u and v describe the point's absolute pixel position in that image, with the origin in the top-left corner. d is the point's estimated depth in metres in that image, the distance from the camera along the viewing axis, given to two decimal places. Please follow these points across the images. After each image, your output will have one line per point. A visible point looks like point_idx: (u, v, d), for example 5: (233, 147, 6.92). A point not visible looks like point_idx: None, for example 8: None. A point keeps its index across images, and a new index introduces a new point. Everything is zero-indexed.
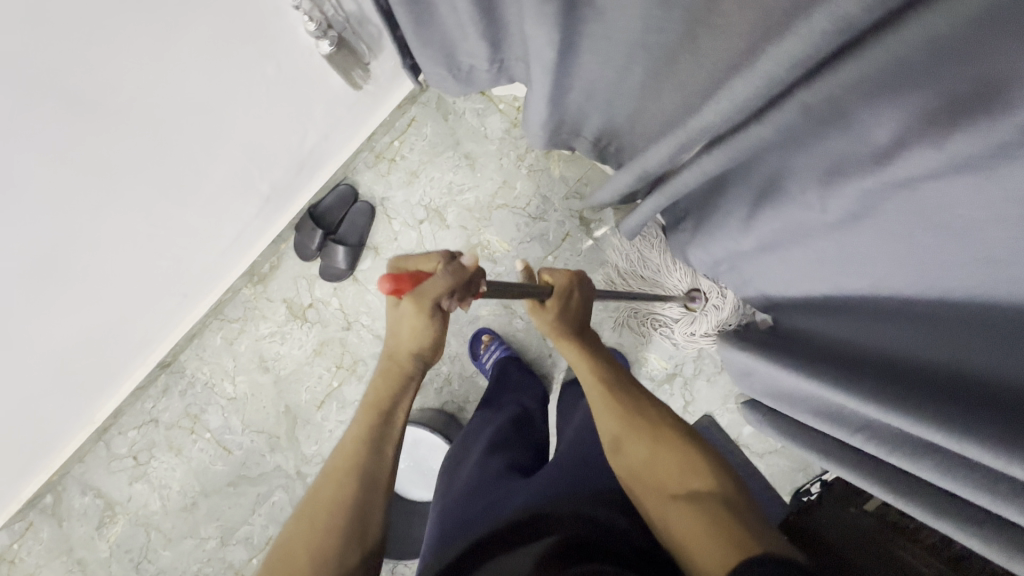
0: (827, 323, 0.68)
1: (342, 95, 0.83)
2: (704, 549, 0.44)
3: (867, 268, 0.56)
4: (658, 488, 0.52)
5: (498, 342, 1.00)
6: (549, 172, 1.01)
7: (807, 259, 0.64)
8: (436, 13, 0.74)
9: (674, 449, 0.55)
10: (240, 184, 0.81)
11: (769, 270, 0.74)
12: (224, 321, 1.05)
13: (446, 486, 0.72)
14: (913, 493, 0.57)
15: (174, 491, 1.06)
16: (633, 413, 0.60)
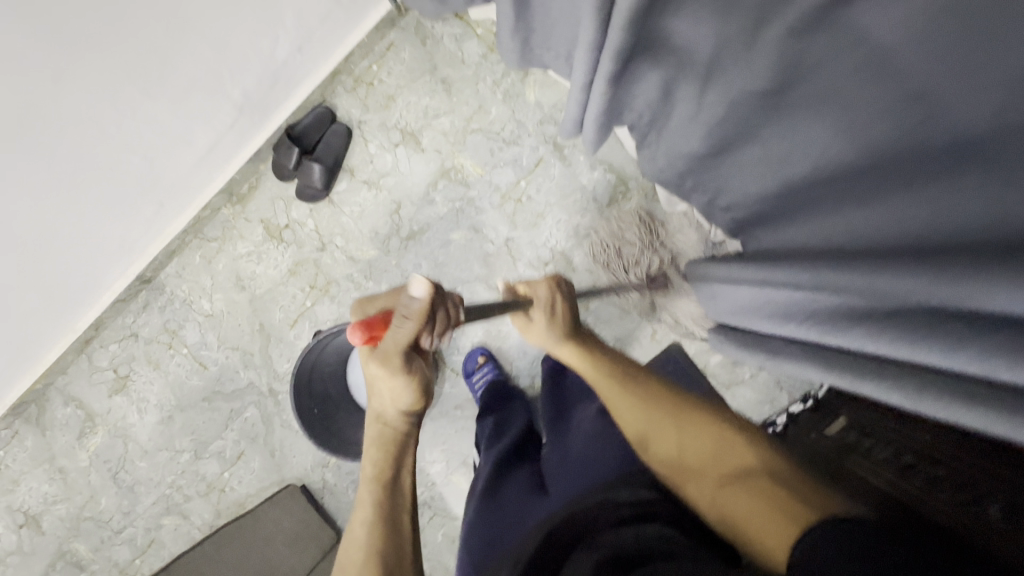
0: (775, 226, 0.70)
1: (311, 2, 0.86)
2: (769, 528, 0.45)
3: (804, 149, 0.57)
4: (699, 475, 0.56)
5: (492, 363, 1.02)
6: (525, 97, 1.02)
7: (754, 155, 0.65)
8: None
9: (700, 429, 0.59)
10: (209, 84, 0.82)
11: (722, 177, 0.74)
12: (203, 240, 1.07)
13: (472, 498, 0.74)
14: (830, 364, 0.57)
15: (151, 404, 1.09)
16: (652, 400, 0.65)
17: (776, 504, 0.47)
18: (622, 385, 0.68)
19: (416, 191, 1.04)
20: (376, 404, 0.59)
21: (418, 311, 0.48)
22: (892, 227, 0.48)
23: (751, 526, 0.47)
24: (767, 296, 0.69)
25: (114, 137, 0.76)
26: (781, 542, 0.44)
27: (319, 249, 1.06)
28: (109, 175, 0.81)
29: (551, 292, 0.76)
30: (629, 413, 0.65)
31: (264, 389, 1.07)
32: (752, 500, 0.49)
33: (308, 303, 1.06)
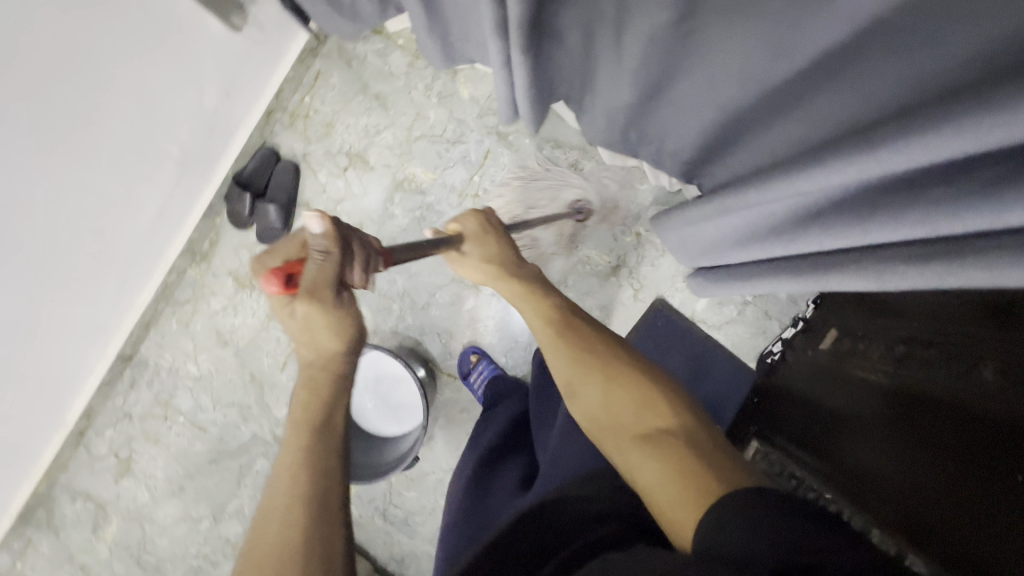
0: (737, 150, 0.70)
1: (227, 45, 0.86)
2: (674, 501, 0.47)
3: (728, 73, 0.60)
4: (617, 430, 0.57)
5: (487, 360, 1.01)
6: (459, 94, 1.03)
7: (686, 91, 0.68)
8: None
9: (626, 386, 0.60)
10: (143, 145, 0.82)
11: (664, 121, 0.77)
12: (175, 305, 1.06)
13: (451, 484, 0.79)
14: (797, 271, 0.60)
15: (160, 479, 1.07)
16: (578, 351, 0.66)
17: (683, 468, 0.48)
18: (557, 336, 0.69)
19: (374, 209, 1.04)
20: (307, 354, 0.51)
21: (326, 239, 0.47)
22: (866, 108, 0.48)
23: (648, 489, 0.50)
24: (737, 225, 0.69)
25: (59, 215, 0.75)
26: (677, 507, 0.46)
27: None
28: (62, 255, 0.79)
29: (476, 226, 0.80)
30: (558, 361, 0.67)
31: (269, 438, 1.06)
32: (659, 464, 0.50)
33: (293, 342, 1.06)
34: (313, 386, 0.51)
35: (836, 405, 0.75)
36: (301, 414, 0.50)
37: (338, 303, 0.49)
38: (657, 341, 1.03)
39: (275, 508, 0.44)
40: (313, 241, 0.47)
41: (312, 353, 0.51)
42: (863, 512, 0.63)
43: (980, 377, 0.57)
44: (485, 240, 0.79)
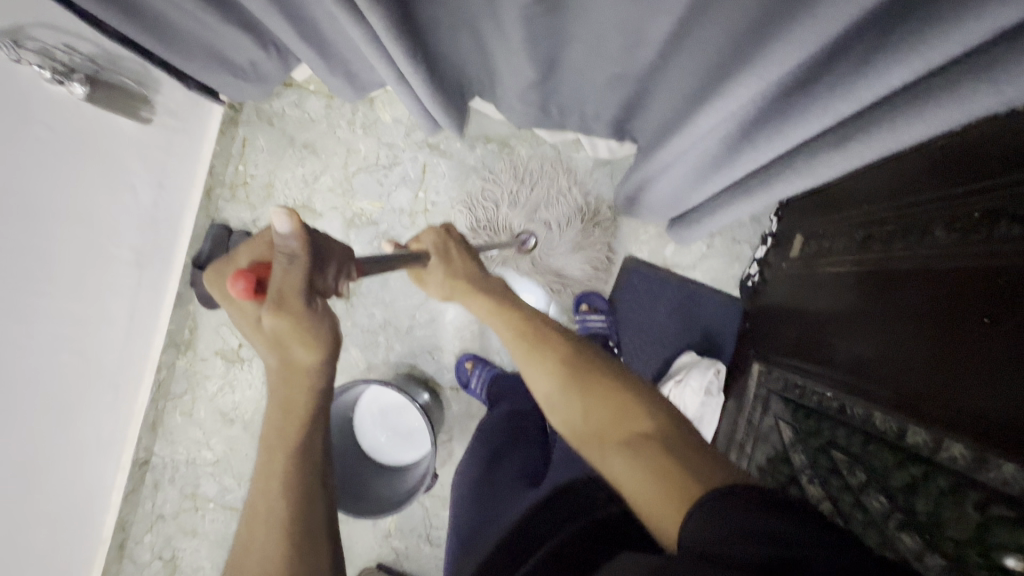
0: (660, 92, 0.70)
1: (146, 138, 0.87)
2: (654, 506, 0.46)
3: (615, 36, 0.62)
4: (598, 441, 0.56)
5: (482, 363, 1.03)
6: (382, 120, 1.05)
7: (584, 55, 0.69)
8: (190, 31, 0.76)
9: (604, 398, 0.59)
10: (94, 256, 0.83)
11: (576, 87, 0.78)
12: (174, 399, 1.08)
13: (451, 494, 0.82)
14: (763, 187, 0.62)
15: (208, 568, 1.08)
16: (555, 364, 0.64)
17: (662, 472, 0.48)
18: (530, 348, 0.67)
19: None
20: (277, 361, 0.46)
21: (298, 242, 0.43)
22: (757, 22, 0.48)
23: (631, 494, 0.49)
24: (692, 161, 0.69)
25: (30, 343, 0.76)
26: (658, 510, 0.46)
27: None
28: (47, 379, 0.80)
29: (443, 243, 0.79)
30: (535, 375, 0.65)
31: None
32: (637, 469, 0.50)
33: None
34: (288, 403, 0.46)
35: (817, 307, 0.76)
36: (276, 434, 0.46)
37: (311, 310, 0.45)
38: (638, 298, 1.04)
39: (264, 516, 0.43)
40: (281, 237, 0.43)
41: (282, 361, 0.46)
42: (864, 400, 0.61)
43: (937, 231, 0.58)
44: (449, 257, 0.78)
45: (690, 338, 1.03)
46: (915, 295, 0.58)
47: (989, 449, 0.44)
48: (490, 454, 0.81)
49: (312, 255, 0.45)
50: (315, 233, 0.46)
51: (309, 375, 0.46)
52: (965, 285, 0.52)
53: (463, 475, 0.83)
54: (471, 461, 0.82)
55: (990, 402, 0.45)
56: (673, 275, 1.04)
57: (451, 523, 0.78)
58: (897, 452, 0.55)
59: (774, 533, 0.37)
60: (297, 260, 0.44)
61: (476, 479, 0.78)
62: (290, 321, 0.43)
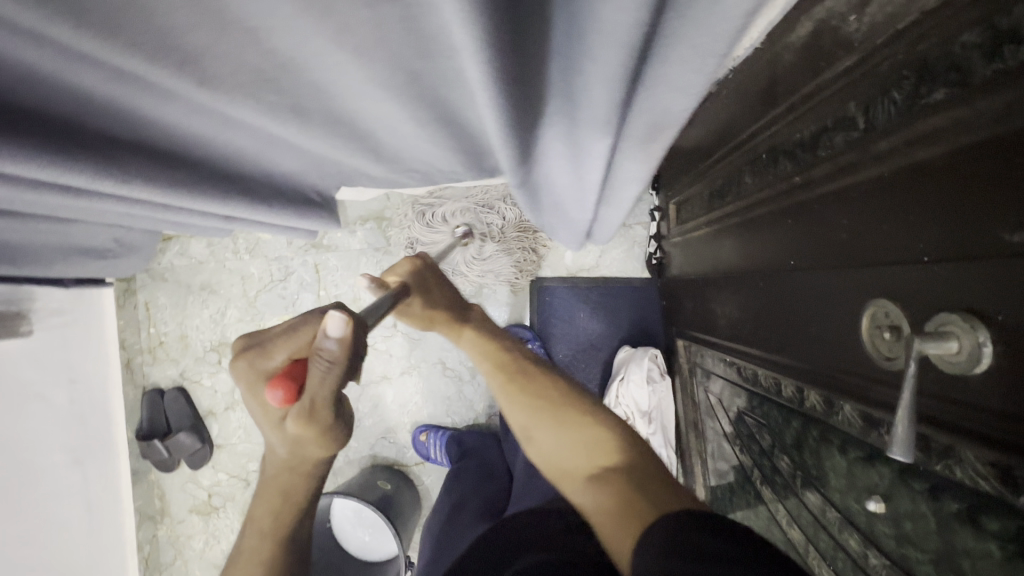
0: None
1: (36, 347, 0.90)
2: (616, 537, 0.45)
3: None
4: (571, 478, 0.54)
5: (434, 430, 1.02)
6: (263, 239, 1.07)
7: None
8: (36, 248, 0.78)
9: (584, 432, 0.56)
10: (27, 476, 0.86)
11: None
12: (166, 568, 1.08)
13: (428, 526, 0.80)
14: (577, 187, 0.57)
15: None
16: (531, 398, 0.61)
17: (629, 509, 0.46)
18: (512, 387, 0.62)
19: None
20: (285, 453, 0.44)
21: (340, 349, 0.39)
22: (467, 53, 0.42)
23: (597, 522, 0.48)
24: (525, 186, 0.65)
25: None
26: (618, 540, 0.44)
27: (247, 485, 1.08)
28: None
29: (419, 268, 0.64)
30: (516, 415, 0.60)
31: None
32: (613, 513, 0.46)
33: None
34: (287, 486, 0.46)
35: (699, 272, 0.76)
36: (271, 513, 0.47)
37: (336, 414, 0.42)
38: (561, 313, 1.04)
39: (254, 560, 0.46)
40: (324, 345, 0.38)
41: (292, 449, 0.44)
42: (749, 356, 0.60)
43: (746, 179, 0.57)
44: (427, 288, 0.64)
45: (619, 334, 1.03)
46: (752, 246, 0.57)
47: (831, 393, 0.43)
48: (454, 498, 0.79)
49: (349, 356, 0.40)
50: (356, 333, 0.41)
51: (315, 468, 0.45)
52: (775, 226, 0.51)
53: (431, 522, 0.80)
54: (444, 500, 0.81)
55: (817, 348, 0.45)
56: (583, 278, 1.04)
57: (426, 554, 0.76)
58: (782, 408, 0.53)
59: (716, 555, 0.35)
60: (329, 368, 0.39)
61: (444, 515, 0.77)
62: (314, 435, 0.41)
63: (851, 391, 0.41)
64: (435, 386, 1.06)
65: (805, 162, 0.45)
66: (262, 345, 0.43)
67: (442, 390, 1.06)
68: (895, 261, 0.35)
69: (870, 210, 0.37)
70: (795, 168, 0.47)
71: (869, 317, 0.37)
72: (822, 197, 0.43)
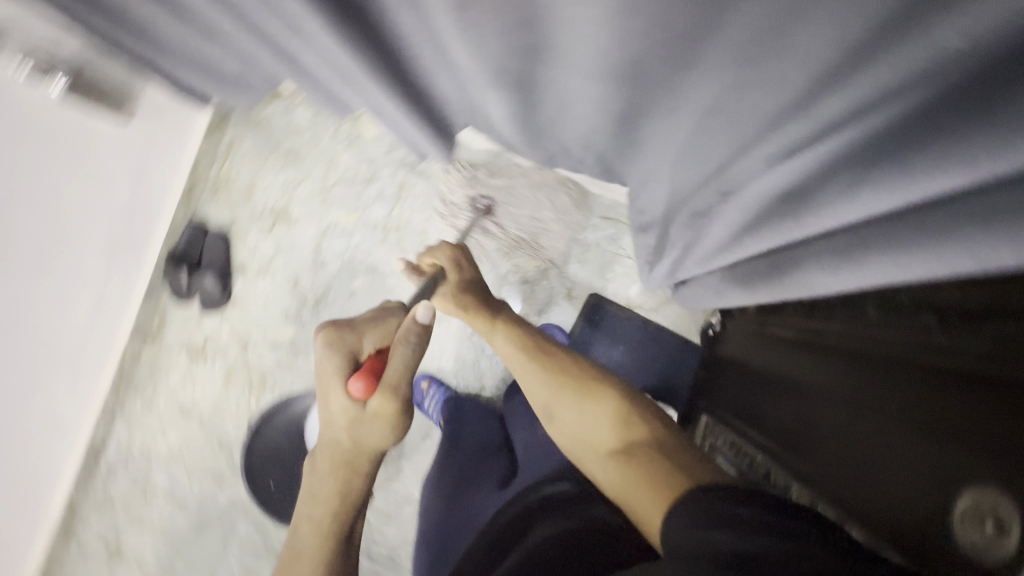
0: (663, 140, 0.66)
1: (126, 135, 0.90)
2: (646, 512, 0.56)
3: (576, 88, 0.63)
4: (592, 449, 0.68)
5: (437, 384, 1.02)
6: (365, 136, 1.07)
7: (552, 104, 0.70)
8: (176, 48, 0.79)
9: (616, 419, 0.68)
10: (67, 249, 0.86)
11: (550, 128, 0.78)
12: (136, 388, 1.10)
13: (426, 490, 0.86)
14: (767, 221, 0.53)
15: (151, 559, 1.10)
16: (563, 381, 0.73)
17: (656, 479, 0.57)
18: (539, 371, 0.75)
19: (306, 261, 1.08)
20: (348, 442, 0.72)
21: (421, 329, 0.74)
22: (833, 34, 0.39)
23: (628, 498, 0.59)
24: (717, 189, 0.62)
25: (10, 324, 0.80)
26: (651, 510, 0.55)
27: (243, 349, 1.08)
28: (14, 360, 0.83)
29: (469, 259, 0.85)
30: (541, 390, 0.74)
31: (246, 498, 1.08)
32: (639, 477, 0.59)
33: (252, 402, 1.08)
34: (348, 464, 0.72)
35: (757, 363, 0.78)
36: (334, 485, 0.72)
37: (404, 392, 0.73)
38: (600, 335, 1.05)
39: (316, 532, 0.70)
40: (410, 327, 0.74)
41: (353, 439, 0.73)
42: (782, 467, 0.62)
43: (830, 329, 0.61)
44: (467, 280, 0.85)
45: (644, 380, 1.04)
46: (830, 375, 0.58)
47: (880, 544, 0.46)
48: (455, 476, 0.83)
49: (420, 341, 0.75)
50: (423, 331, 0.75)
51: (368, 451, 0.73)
52: (873, 370, 0.52)
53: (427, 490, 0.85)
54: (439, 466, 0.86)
55: (879, 501, 0.47)
56: (635, 314, 1.04)
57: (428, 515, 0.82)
58: None
59: (752, 521, 0.42)
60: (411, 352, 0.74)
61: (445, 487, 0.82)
62: (387, 410, 0.71)
63: (910, 553, 0.43)
64: (456, 345, 1.06)
65: (919, 340, 0.49)
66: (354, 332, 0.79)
67: (460, 351, 1.06)
68: (983, 447, 0.39)
69: (999, 413, 0.39)
70: (931, 330, 0.48)
71: (962, 503, 0.39)
72: (950, 373, 0.44)
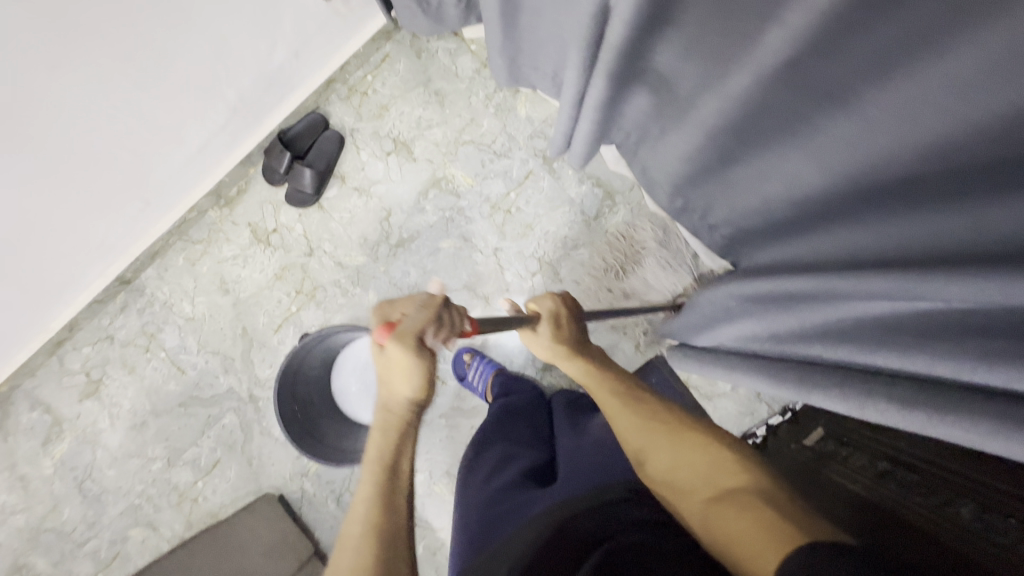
0: (785, 247, 0.66)
1: (311, 9, 0.87)
2: (761, 552, 0.43)
3: (775, 174, 0.61)
4: (686, 495, 0.55)
5: (481, 358, 1.02)
6: (516, 112, 1.04)
7: (740, 179, 0.68)
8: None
9: (695, 449, 0.58)
10: (202, 86, 0.83)
11: (721, 197, 0.76)
12: (187, 242, 1.06)
13: (467, 476, 0.77)
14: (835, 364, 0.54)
15: (124, 409, 1.06)
16: (645, 420, 0.65)
17: (769, 523, 0.44)
18: (625, 408, 0.68)
19: (406, 200, 1.05)
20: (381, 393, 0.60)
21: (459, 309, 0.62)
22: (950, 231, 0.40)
23: (726, 537, 0.47)
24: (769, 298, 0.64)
25: (115, 125, 0.77)
26: (761, 555, 0.42)
27: (307, 254, 1.05)
28: (92, 165, 0.79)
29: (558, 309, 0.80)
30: (630, 429, 0.65)
31: (244, 396, 1.05)
32: (737, 517, 0.47)
33: (293, 308, 1.05)
34: (384, 424, 0.60)
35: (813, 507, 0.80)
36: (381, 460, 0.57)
37: (420, 353, 0.56)
38: None
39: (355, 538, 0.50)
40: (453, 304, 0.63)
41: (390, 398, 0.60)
42: None
43: (912, 504, 0.65)
44: (559, 327, 0.79)
45: None
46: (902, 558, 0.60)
47: None
48: (500, 456, 0.77)
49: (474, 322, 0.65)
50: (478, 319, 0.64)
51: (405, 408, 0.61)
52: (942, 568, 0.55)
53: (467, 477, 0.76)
54: (486, 454, 0.78)
55: None
56: (688, 393, 1.04)
57: (464, 506, 0.72)
58: None
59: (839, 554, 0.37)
60: (423, 311, 0.57)
61: (489, 475, 0.74)
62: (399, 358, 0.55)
63: None
64: (510, 346, 1.05)
65: (988, 559, 0.53)
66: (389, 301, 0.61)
67: (510, 353, 1.05)
68: None
69: None
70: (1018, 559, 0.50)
71: None
72: None
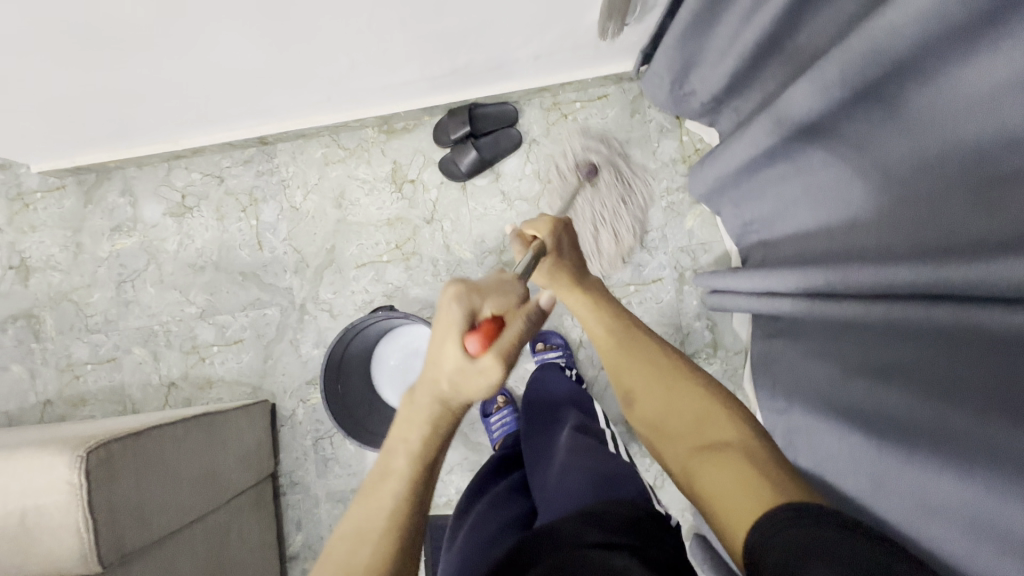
0: None
1: (580, 32, 0.86)
2: (733, 504, 0.46)
3: (886, 488, 0.58)
4: (675, 440, 0.57)
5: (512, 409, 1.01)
6: (683, 219, 1.02)
7: (835, 448, 0.67)
8: (713, 30, 0.75)
9: (687, 396, 0.59)
10: (445, 42, 0.82)
11: (807, 442, 0.74)
12: (334, 142, 1.07)
13: (455, 532, 0.72)
14: None
15: (194, 245, 1.08)
16: (648, 367, 0.64)
17: (751, 479, 0.46)
18: (620, 350, 0.68)
19: None
20: (442, 386, 0.46)
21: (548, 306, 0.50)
22: None
23: (710, 492, 0.49)
24: None
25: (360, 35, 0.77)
26: (737, 504, 0.45)
27: (426, 220, 1.05)
28: (315, 51, 0.79)
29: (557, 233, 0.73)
30: (627, 374, 0.65)
31: (296, 302, 1.06)
32: (722, 471, 0.49)
33: (384, 257, 1.05)
34: (432, 422, 0.47)
35: None
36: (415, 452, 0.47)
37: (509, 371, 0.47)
38: None
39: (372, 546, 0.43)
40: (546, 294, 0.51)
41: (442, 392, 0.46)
42: None
43: None
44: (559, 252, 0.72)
45: None
46: None
47: None
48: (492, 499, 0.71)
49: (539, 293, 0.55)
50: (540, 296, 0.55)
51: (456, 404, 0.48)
52: None
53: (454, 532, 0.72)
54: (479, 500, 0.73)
55: None
56: None
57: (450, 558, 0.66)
58: None
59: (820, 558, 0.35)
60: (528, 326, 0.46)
61: (476, 519, 0.68)
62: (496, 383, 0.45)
63: None
64: None
65: None
66: (477, 288, 0.48)
67: None
68: None
69: None
70: None
71: None
72: None
